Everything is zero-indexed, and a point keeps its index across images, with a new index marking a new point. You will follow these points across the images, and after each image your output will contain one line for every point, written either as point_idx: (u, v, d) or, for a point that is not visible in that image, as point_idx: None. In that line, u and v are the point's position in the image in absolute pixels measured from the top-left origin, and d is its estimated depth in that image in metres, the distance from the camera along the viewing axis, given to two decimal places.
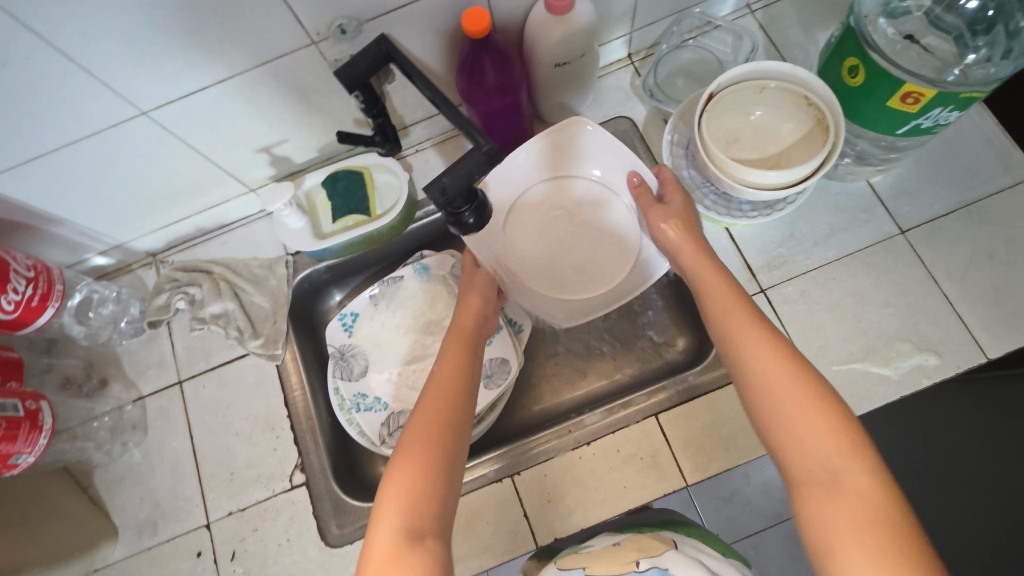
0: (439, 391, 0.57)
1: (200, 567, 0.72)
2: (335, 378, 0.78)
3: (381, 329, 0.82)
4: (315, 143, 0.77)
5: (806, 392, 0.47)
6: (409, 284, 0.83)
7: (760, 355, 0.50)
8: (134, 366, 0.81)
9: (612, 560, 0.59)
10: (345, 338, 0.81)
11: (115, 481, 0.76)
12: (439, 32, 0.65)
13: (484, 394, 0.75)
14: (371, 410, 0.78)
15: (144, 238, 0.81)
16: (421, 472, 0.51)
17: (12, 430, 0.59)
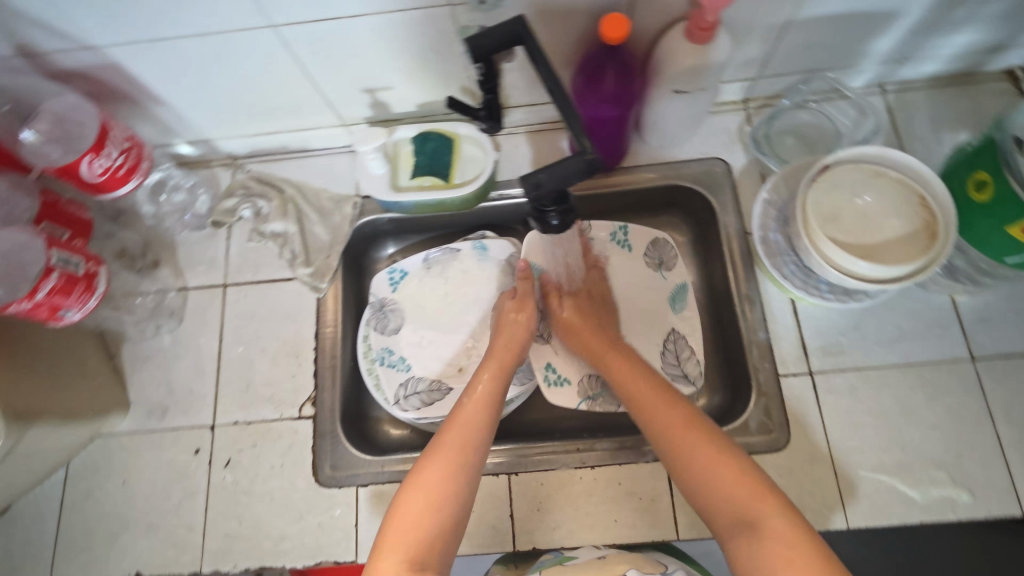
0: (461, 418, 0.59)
1: (194, 463, 0.74)
2: (369, 327, 0.79)
3: (425, 292, 0.82)
4: (416, 98, 0.77)
5: (700, 434, 0.54)
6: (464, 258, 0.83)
7: (670, 421, 0.56)
8: (187, 257, 0.83)
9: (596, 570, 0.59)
10: (388, 292, 0.82)
11: (140, 359, 0.79)
12: (572, 27, 0.64)
13: (506, 388, 0.76)
14: (393, 368, 0.78)
15: (231, 140, 0.83)
16: (434, 499, 0.53)
17: (69, 286, 0.60)
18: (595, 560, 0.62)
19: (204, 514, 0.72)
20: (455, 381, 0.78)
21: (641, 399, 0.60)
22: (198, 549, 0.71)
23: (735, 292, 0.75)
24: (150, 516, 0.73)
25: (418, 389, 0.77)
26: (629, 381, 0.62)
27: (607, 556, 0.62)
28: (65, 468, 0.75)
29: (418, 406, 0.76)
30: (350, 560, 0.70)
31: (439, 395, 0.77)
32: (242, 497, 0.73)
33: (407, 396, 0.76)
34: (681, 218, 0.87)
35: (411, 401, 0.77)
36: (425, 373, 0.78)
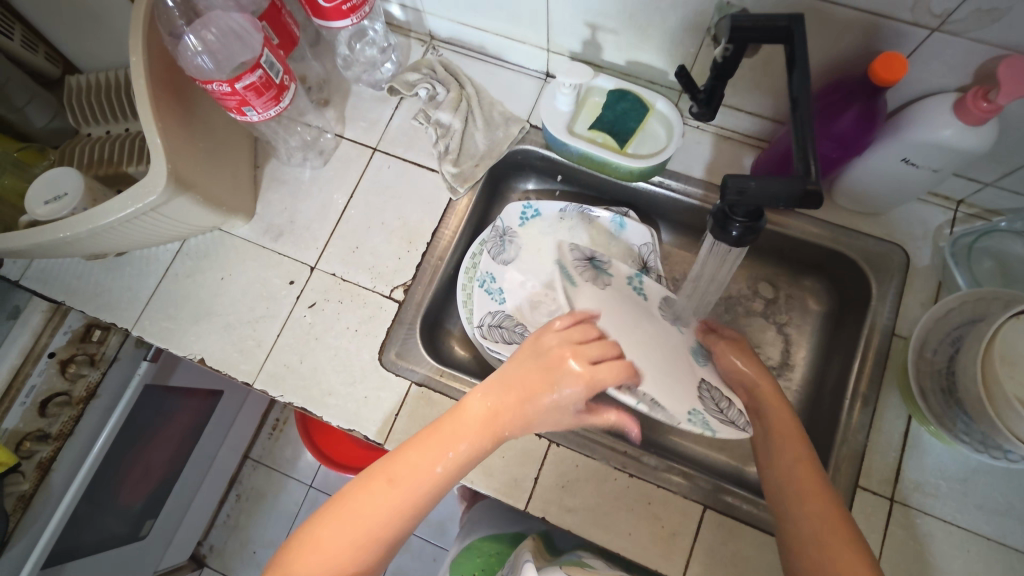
0: (399, 494, 0.51)
1: (284, 291, 0.78)
2: (484, 247, 0.79)
3: (548, 239, 0.81)
4: (632, 53, 0.74)
5: (835, 517, 0.54)
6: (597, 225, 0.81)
7: (806, 487, 0.57)
8: (354, 108, 0.85)
9: None
10: (515, 224, 0.81)
11: (278, 180, 0.83)
12: (848, 45, 0.59)
13: None
14: (489, 295, 0.77)
15: (439, 19, 0.83)
16: (364, 536, 0.49)
17: (263, 88, 0.63)
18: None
19: (275, 338, 0.76)
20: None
21: (785, 457, 0.60)
22: (258, 365, 0.75)
23: (852, 385, 0.70)
24: (230, 317, 0.77)
25: (501, 322, 0.75)
26: (791, 444, 0.60)
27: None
28: (181, 242, 0.80)
29: (497, 340, 0.73)
30: (378, 441, 0.72)
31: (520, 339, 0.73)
32: (311, 341, 0.76)
33: (490, 326, 0.74)
34: (824, 288, 0.80)
35: (492, 333, 0.74)
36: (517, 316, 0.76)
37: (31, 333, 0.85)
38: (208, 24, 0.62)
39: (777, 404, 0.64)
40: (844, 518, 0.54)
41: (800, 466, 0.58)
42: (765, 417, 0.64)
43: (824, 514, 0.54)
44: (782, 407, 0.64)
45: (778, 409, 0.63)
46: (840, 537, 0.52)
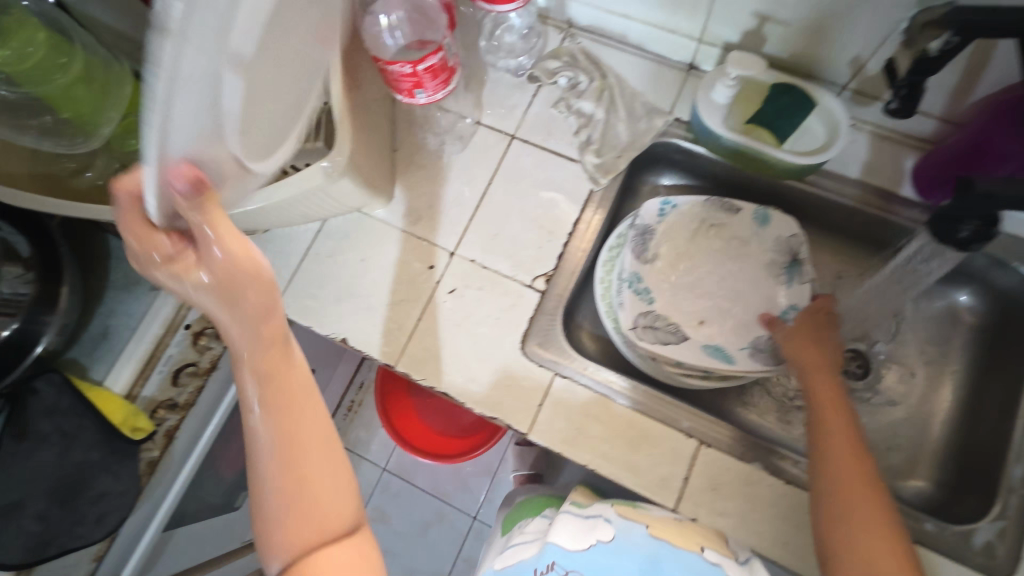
0: (315, 441, 0.55)
1: (424, 276, 0.78)
2: (626, 249, 0.78)
3: (691, 239, 0.80)
4: (797, 45, 0.71)
5: (873, 505, 0.54)
6: (744, 226, 0.79)
7: (847, 469, 0.56)
8: (491, 94, 0.84)
9: (676, 531, 0.64)
10: (654, 220, 0.79)
11: (417, 163, 0.83)
12: None
13: (743, 359, 0.75)
14: (638, 296, 0.78)
15: (582, 5, 0.81)
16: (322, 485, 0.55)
17: (438, 71, 0.62)
18: (670, 521, 0.66)
19: (417, 322, 0.77)
20: (692, 332, 0.77)
21: (835, 434, 0.59)
22: (399, 347, 0.76)
23: None
24: (371, 299, 0.78)
25: (656, 323, 0.76)
26: (837, 446, 0.58)
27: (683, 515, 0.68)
28: (321, 222, 0.81)
29: (653, 340, 0.75)
30: (522, 430, 0.72)
31: (671, 337, 0.76)
32: (453, 327, 0.76)
33: (647, 327, 0.75)
34: (981, 299, 0.77)
35: (647, 333, 0.75)
36: (664, 312, 0.78)
37: (172, 305, 0.86)
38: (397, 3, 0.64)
39: (835, 404, 0.62)
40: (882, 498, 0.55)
41: (846, 447, 0.58)
42: (823, 416, 0.61)
43: (867, 501, 0.54)
44: (831, 391, 0.63)
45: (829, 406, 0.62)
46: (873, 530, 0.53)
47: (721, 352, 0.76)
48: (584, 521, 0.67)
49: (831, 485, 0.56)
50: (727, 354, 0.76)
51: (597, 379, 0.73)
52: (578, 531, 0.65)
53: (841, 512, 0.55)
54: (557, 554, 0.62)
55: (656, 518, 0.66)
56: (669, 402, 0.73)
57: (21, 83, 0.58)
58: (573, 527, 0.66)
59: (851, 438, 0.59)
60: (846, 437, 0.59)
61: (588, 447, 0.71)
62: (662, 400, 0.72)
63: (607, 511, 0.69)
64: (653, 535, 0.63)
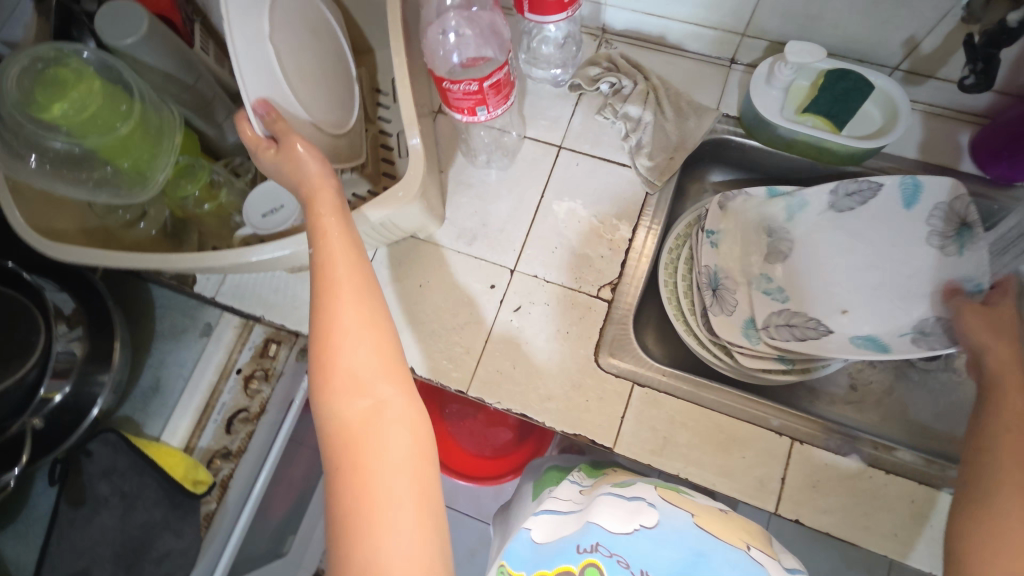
0: (361, 281, 0.52)
1: (487, 296, 0.76)
2: (707, 241, 0.76)
3: (823, 234, 0.77)
4: (846, 31, 0.71)
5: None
6: (880, 217, 0.74)
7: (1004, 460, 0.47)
8: (534, 107, 0.83)
9: (723, 523, 0.57)
10: (781, 220, 0.79)
11: (465, 182, 0.81)
12: None
13: (902, 346, 0.70)
14: (769, 296, 0.77)
15: (618, 10, 0.81)
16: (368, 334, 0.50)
17: (502, 85, 0.61)
18: (715, 513, 0.59)
19: (484, 344, 0.75)
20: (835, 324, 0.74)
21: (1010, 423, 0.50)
22: (470, 371, 0.74)
23: None
24: (434, 325, 0.76)
25: (790, 321, 0.75)
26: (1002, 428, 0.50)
27: (727, 513, 0.60)
28: (374, 251, 0.79)
29: (791, 337, 0.73)
30: (607, 446, 0.70)
31: (813, 332, 0.74)
32: (523, 345, 0.74)
33: (779, 325, 0.74)
34: None
35: (782, 332, 0.74)
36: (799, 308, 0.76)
37: (224, 349, 0.83)
38: (471, 24, 0.61)
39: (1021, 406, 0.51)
40: None
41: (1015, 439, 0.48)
42: (1005, 422, 0.50)
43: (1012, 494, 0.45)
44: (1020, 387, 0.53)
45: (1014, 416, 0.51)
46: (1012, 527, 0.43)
47: (875, 343, 0.72)
48: (626, 505, 0.58)
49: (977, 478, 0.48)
50: (881, 343, 0.71)
51: (680, 387, 0.71)
52: (623, 513, 0.56)
53: (984, 506, 0.45)
54: (601, 535, 0.54)
55: (705, 509, 0.59)
56: (750, 399, 0.70)
57: (84, 135, 0.58)
58: (612, 512, 0.57)
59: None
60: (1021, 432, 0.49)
61: (679, 456, 0.68)
62: (747, 399, 0.70)
63: (649, 495, 0.60)
64: (699, 522, 0.55)
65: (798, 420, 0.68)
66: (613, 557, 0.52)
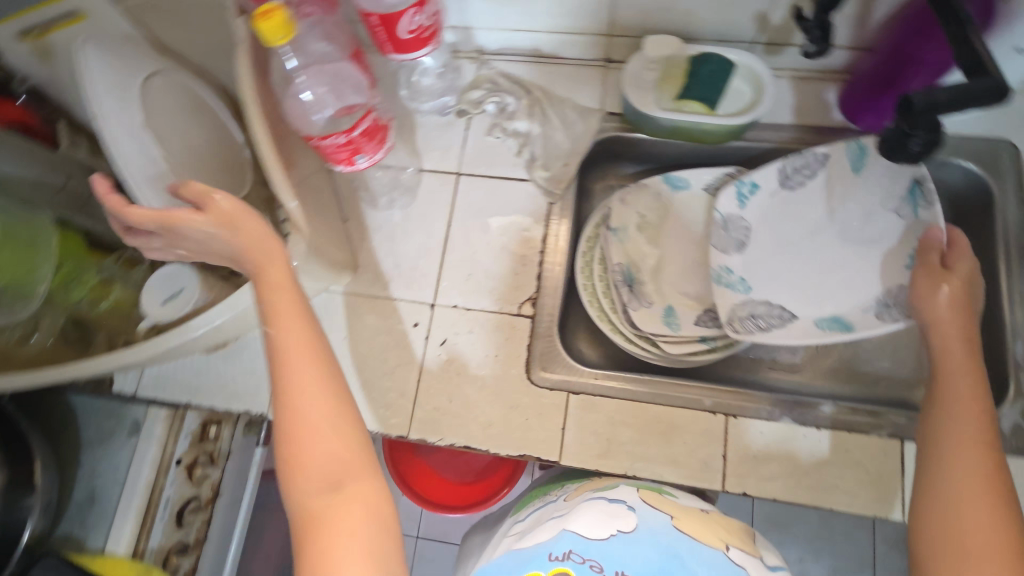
0: (317, 366, 0.52)
1: (412, 335, 0.76)
2: (611, 242, 0.79)
3: (772, 214, 0.77)
4: (702, 15, 0.74)
5: (980, 453, 0.53)
6: (827, 189, 0.74)
7: (961, 423, 0.55)
8: (426, 140, 0.84)
9: (702, 525, 0.58)
10: (734, 208, 0.76)
11: (371, 227, 0.81)
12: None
13: (869, 325, 0.70)
14: (730, 287, 0.73)
15: (489, 31, 0.82)
16: (331, 418, 0.51)
17: (374, 131, 0.61)
18: (694, 513, 0.60)
19: (416, 383, 0.74)
20: (796, 308, 0.75)
21: (958, 379, 0.58)
22: (407, 415, 0.73)
23: (1003, 283, 0.70)
24: (364, 374, 0.75)
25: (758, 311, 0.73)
26: (953, 387, 0.58)
27: (709, 513, 0.62)
28: None
29: (757, 328, 0.71)
30: (553, 459, 0.70)
31: (778, 321, 0.73)
32: (455, 377, 0.74)
33: (743, 319, 0.71)
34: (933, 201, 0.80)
35: (746, 324, 0.71)
36: (760, 296, 0.75)
37: (157, 444, 0.79)
38: (318, 79, 0.60)
39: (975, 388, 0.57)
40: (993, 455, 0.53)
41: (966, 402, 0.56)
42: (949, 387, 0.58)
43: (969, 451, 0.53)
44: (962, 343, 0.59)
45: (969, 401, 0.56)
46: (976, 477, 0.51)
47: (841, 323, 0.72)
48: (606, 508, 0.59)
49: (936, 433, 0.56)
50: (847, 322, 0.72)
51: (614, 387, 0.72)
52: (598, 518, 0.57)
53: (947, 463, 0.53)
54: (574, 541, 0.54)
55: (684, 510, 0.60)
56: (680, 384, 0.71)
57: None
58: (590, 517, 0.57)
59: (971, 377, 0.57)
60: (971, 392, 0.57)
61: (625, 454, 0.69)
62: (679, 385, 0.71)
63: (630, 496, 0.61)
64: (678, 528, 0.57)
65: (730, 398, 0.70)
66: (586, 563, 0.52)
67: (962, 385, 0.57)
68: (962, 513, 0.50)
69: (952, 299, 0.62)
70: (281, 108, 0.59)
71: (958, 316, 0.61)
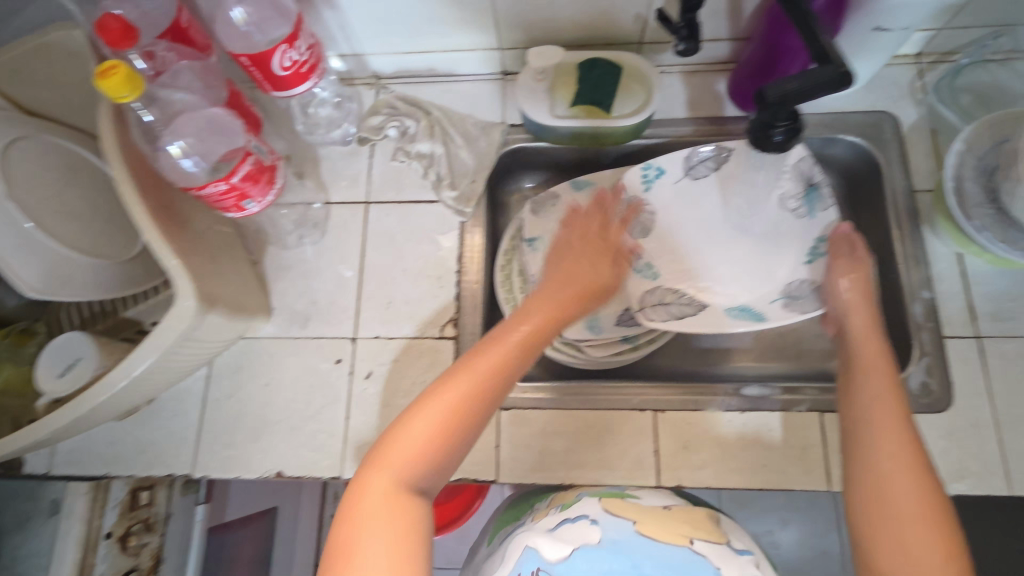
0: (483, 378, 0.53)
1: (335, 373, 0.74)
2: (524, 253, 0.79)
3: (678, 200, 0.77)
4: (584, 21, 0.75)
5: (895, 424, 0.55)
6: (732, 176, 0.75)
7: (878, 397, 0.57)
8: (331, 172, 0.82)
9: (666, 522, 0.58)
10: (640, 191, 0.76)
11: (283, 267, 0.79)
12: None
13: (780, 315, 0.71)
14: (638, 271, 0.75)
15: (381, 55, 0.82)
16: (429, 440, 0.50)
17: (257, 174, 0.60)
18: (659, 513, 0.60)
19: (345, 422, 0.72)
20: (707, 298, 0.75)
21: (868, 354, 0.60)
22: (338, 455, 0.71)
23: (898, 249, 0.73)
24: (290, 420, 0.73)
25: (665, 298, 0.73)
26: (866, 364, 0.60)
27: (673, 508, 0.61)
28: (208, 366, 0.75)
29: (670, 317, 0.70)
30: (489, 479, 0.69)
31: (691, 309, 0.73)
32: (383, 410, 0.72)
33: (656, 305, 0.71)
34: (830, 176, 0.83)
35: (658, 311, 0.71)
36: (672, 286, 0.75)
37: (81, 522, 0.73)
38: (184, 129, 0.58)
39: (879, 358, 0.60)
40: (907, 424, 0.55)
41: (878, 376, 0.58)
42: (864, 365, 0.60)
43: (886, 423, 0.55)
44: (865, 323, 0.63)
45: (880, 374, 0.58)
46: (899, 449, 0.53)
47: (750, 312, 0.73)
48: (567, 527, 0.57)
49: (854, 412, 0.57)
50: (757, 312, 0.72)
51: (543, 397, 0.72)
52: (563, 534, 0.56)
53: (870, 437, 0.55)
54: (539, 561, 0.54)
55: (645, 512, 0.60)
56: (606, 387, 0.72)
57: None
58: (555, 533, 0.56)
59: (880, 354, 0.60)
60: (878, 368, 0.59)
61: (559, 465, 0.69)
62: (605, 387, 0.72)
63: (592, 509, 0.59)
64: (642, 533, 0.56)
65: (656, 394, 0.71)
66: None
67: (869, 357, 0.60)
68: (890, 486, 0.51)
69: (853, 284, 0.65)
70: (155, 162, 0.57)
71: (863, 299, 0.64)
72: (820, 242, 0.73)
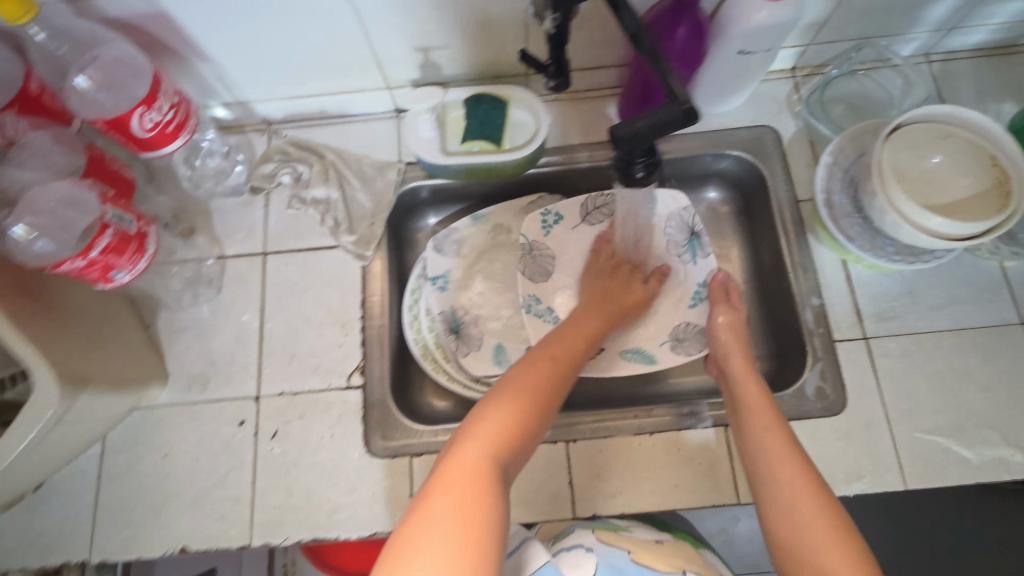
0: (557, 366, 0.61)
1: (239, 435, 0.71)
2: (429, 295, 0.79)
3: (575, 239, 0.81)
4: (466, 58, 0.75)
5: (785, 454, 0.56)
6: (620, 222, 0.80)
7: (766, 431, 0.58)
8: (224, 225, 0.79)
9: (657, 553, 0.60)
10: (540, 236, 0.80)
11: (179, 329, 0.76)
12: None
13: (666, 356, 0.77)
14: (541, 318, 0.78)
15: (267, 102, 0.79)
16: (514, 418, 0.54)
17: (122, 245, 0.58)
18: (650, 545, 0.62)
19: (252, 486, 0.70)
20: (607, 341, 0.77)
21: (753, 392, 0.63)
22: (246, 522, 0.68)
23: (787, 258, 0.76)
24: (194, 490, 0.70)
25: None
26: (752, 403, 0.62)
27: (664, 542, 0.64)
28: (102, 442, 0.71)
29: None
30: None
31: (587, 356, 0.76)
32: (291, 469, 0.70)
33: None
34: (724, 190, 0.85)
35: None
36: None
37: None
38: (31, 209, 0.56)
39: (758, 393, 0.62)
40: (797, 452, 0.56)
41: (761, 412, 0.60)
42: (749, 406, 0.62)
43: (775, 453, 0.56)
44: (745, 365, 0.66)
45: (763, 410, 0.61)
46: (791, 476, 0.54)
47: (643, 354, 0.77)
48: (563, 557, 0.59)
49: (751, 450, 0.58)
50: (650, 355, 0.77)
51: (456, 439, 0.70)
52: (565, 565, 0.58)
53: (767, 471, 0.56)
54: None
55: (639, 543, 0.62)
56: None
57: None
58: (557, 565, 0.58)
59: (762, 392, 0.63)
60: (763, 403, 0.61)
61: None
62: None
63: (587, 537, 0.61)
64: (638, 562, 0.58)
65: (569, 424, 0.71)
66: None
67: (750, 396, 0.63)
68: (797, 514, 0.51)
69: (728, 322, 0.72)
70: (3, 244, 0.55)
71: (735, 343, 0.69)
72: (703, 286, 0.78)
